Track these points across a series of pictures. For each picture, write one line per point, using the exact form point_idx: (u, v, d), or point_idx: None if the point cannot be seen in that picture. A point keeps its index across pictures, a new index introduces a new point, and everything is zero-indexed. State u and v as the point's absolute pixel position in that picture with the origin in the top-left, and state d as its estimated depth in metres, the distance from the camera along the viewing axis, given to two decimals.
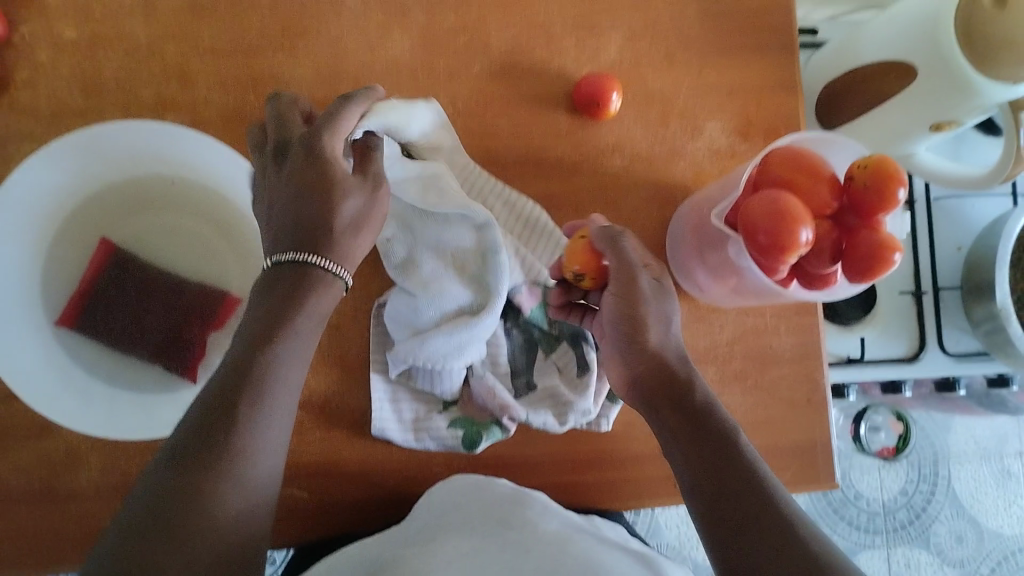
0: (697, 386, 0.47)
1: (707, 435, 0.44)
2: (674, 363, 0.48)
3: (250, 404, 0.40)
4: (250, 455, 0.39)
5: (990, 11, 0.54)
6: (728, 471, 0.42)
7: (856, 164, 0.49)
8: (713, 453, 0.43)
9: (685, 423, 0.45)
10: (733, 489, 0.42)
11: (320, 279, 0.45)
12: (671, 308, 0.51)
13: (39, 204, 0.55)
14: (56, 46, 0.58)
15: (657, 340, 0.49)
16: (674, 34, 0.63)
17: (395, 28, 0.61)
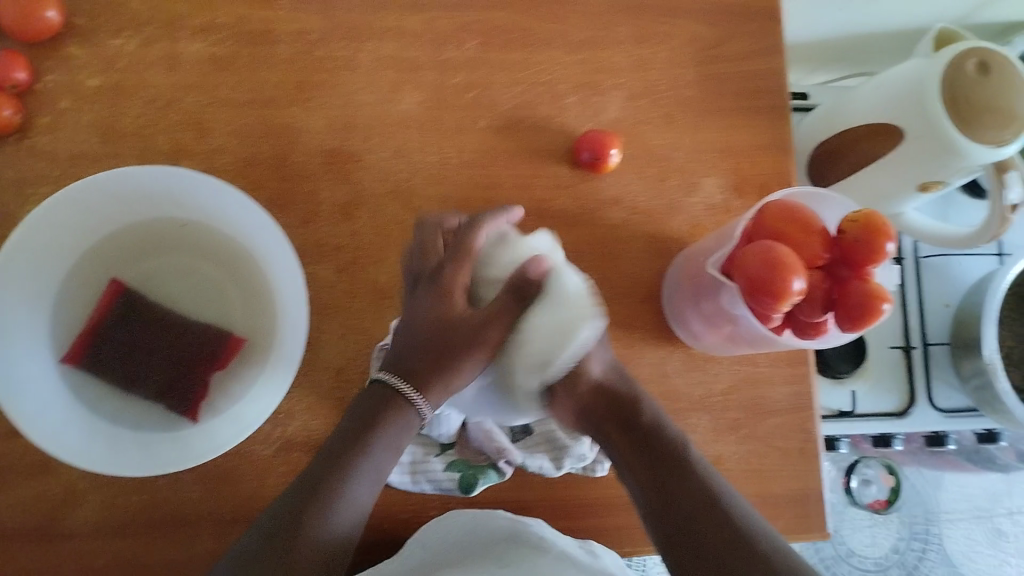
0: (646, 414, 0.57)
1: (663, 457, 0.54)
2: (623, 394, 0.57)
3: (340, 465, 0.50)
4: (338, 507, 0.48)
5: (973, 78, 0.60)
6: (683, 483, 0.52)
7: (847, 218, 0.52)
8: (667, 472, 0.53)
9: (641, 451, 0.55)
10: (685, 495, 0.51)
11: (404, 412, 0.53)
12: (607, 345, 0.58)
13: (55, 242, 0.56)
14: (79, 94, 0.60)
15: (597, 376, 0.57)
16: (672, 94, 0.66)
17: (404, 83, 0.63)
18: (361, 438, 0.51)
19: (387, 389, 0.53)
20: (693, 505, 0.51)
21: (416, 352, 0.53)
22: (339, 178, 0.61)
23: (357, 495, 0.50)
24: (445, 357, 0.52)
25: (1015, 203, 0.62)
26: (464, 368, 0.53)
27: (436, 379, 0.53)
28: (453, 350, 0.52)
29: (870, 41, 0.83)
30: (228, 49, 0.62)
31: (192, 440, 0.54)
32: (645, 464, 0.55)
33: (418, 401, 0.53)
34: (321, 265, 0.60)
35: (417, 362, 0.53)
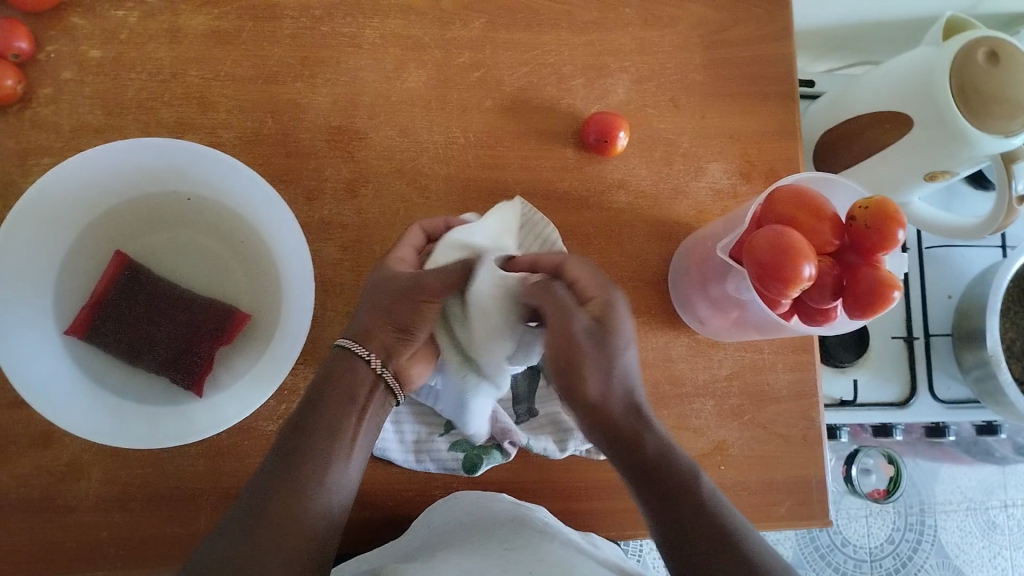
0: (655, 425, 0.48)
1: (670, 483, 0.46)
2: (618, 412, 0.47)
3: (317, 435, 0.47)
4: (333, 471, 0.46)
5: (984, 67, 0.58)
6: (695, 513, 0.45)
7: (857, 204, 0.51)
8: (671, 509, 0.45)
9: (644, 484, 0.47)
10: (699, 533, 0.44)
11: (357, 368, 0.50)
12: (622, 334, 0.48)
13: (58, 214, 0.55)
14: (82, 66, 0.59)
15: (598, 392, 0.47)
16: (680, 77, 0.65)
17: (411, 61, 0.63)
18: (350, 407, 0.49)
19: (344, 351, 0.50)
20: (699, 546, 0.44)
21: (366, 307, 0.52)
22: (345, 155, 0.61)
23: (342, 464, 0.47)
24: (393, 305, 0.51)
25: (1022, 194, 0.62)
26: (416, 317, 0.51)
27: (380, 327, 0.51)
28: (401, 298, 0.51)
29: (878, 29, 0.82)
30: (233, 22, 0.61)
31: (198, 414, 0.55)
32: (649, 490, 0.46)
33: (365, 351, 0.50)
34: (325, 242, 0.60)
35: (364, 318, 0.51)
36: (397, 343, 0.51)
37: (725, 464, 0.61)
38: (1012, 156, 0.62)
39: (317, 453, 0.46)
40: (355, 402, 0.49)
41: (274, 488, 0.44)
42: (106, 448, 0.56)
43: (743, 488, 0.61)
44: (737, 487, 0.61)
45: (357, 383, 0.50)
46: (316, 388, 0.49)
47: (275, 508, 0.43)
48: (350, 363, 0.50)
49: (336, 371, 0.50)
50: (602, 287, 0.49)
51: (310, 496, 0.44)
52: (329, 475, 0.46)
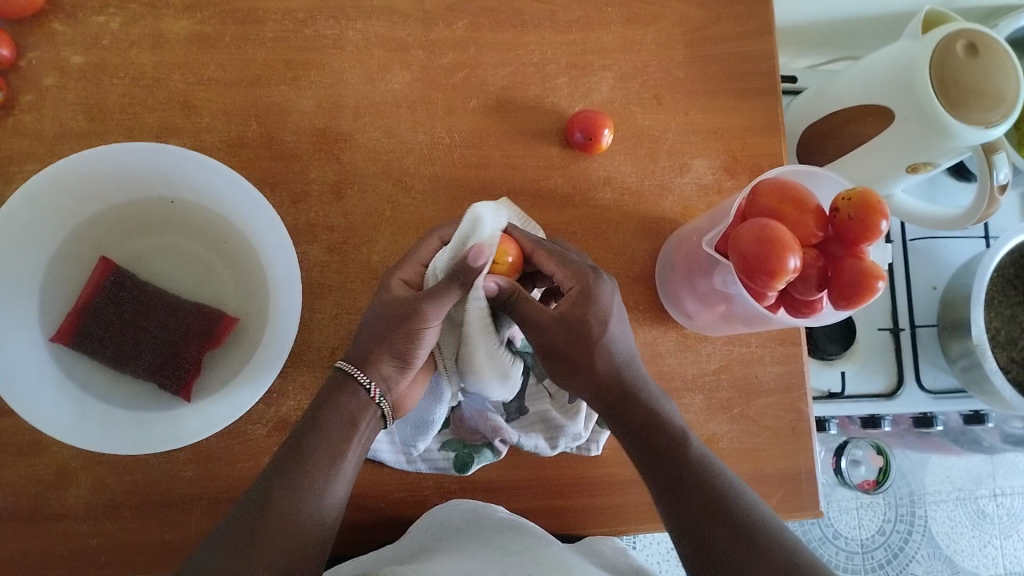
0: (644, 394, 0.51)
1: (661, 446, 0.49)
2: (608, 387, 0.51)
3: (312, 455, 0.46)
4: (324, 492, 0.45)
5: (963, 60, 0.59)
6: (686, 473, 0.47)
7: (840, 197, 0.52)
8: (659, 467, 0.48)
9: (640, 449, 0.50)
10: (691, 494, 0.46)
11: (354, 389, 0.49)
12: (602, 315, 0.50)
13: (42, 222, 0.55)
14: (64, 73, 0.59)
15: (581, 381, 0.51)
16: (663, 74, 0.66)
17: (395, 62, 0.63)
18: (338, 428, 0.47)
19: (345, 373, 0.50)
20: (693, 495, 0.46)
21: (369, 333, 0.51)
22: (330, 158, 0.61)
23: (336, 483, 0.46)
24: (390, 332, 0.49)
25: (1004, 183, 0.63)
26: (412, 345, 0.50)
27: (383, 355, 0.49)
28: (399, 325, 0.49)
29: (859, 24, 0.83)
30: (216, 26, 0.61)
31: (186, 421, 0.54)
32: (647, 454, 0.49)
33: (365, 380, 0.49)
34: (311, 244, 0.60)
35: (368, 341, 0.50)
36: (395, 371, 0.50)
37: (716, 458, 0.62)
38: (993, 146, 0.62)
39: (316, 475, 0.45)
40: (342, 424, 0.48)
41: (270, 506, 0.42)
42: (95, 454, 0.56)
43: None
44: None
45: (359, 409, 0.49)
46: (315, 409, 0.48)
47: (272, 534, 0.42)
48: (352, 388, 0.49)
49: (334, 394, 0.49)
50: (580, 273, 0.50)
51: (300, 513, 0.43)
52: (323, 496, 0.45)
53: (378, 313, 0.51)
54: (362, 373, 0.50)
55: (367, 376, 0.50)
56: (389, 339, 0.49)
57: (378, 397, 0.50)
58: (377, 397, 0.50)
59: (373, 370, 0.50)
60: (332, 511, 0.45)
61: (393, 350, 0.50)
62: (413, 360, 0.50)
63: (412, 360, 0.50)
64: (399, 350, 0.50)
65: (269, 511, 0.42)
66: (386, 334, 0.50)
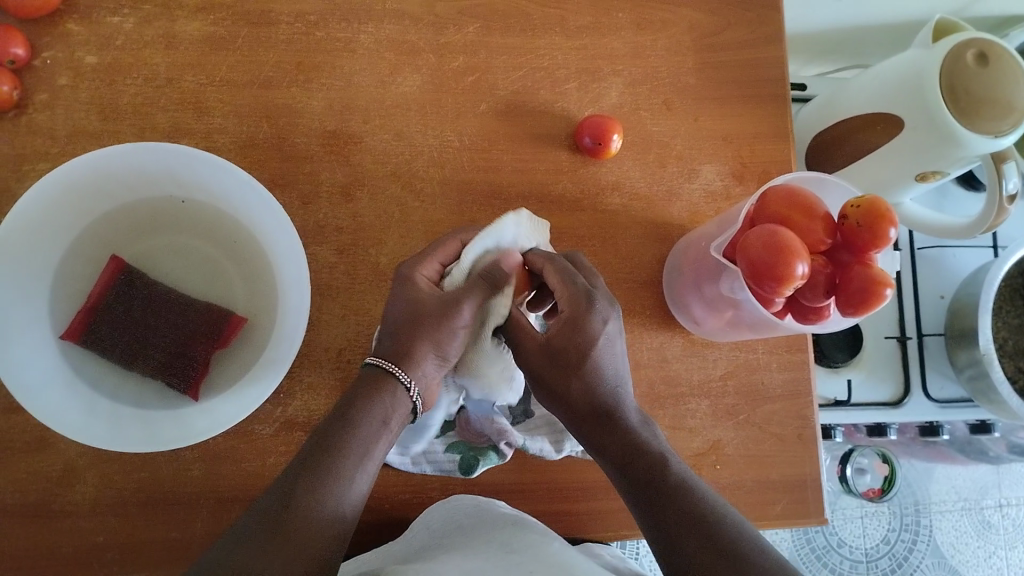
0: (624, 416, 0.50)
1: (641, 473, 0.48)
2: (588, 411, 0.50)
3: (337, 453, 0.45)
4: (347, 491, 0.44)
5: (973, 69, 0.59)
6: (666, 500, 0.46)
7: (849, 203, 0.52)
8: (641, 493, 0.48)
9: (621, 476, 0.49)
10: (671, 521, 0.45)
11: (390, 388, 0.49)
12: (585, 346, 0.50)
13: (54, 220, 0.56)
14: (78, 73, 0.60)
15: (563, 406, 0.51)
16: (673, 80, 0.66)
17: (406, 66, 0.63)
18: (365, 423, 0.47)
19: (378, 369, 0.49)
20: (675, 522, 0.45)
21: (399, 330, 0.50)
22: (340, 160, 0.61)
23: (359, 481, 0.46)
24: (427, 329, 0.50)
25: (1013, 192, 0.63)
26: (450, 341, 0.50)
27: (422, 350, 0.49)
28: (436, 322, 0.50)
29: (869, 32, 0.83)
30: (228, 27, 0.62)
31: (194, 420, 0.54)
32: (627, 482, 0.48)
33: (406, 377, 0.49)
34: (320, 246, 0.60)
35: (402, 337, 0.50)
36: (432, 369, 0.50)
37: (721, 464, 0.61)
38: (1002, 156, 0.62)
39: (342, 475, 0.45)
40: (372, 421, 0.47)
41: (293, 504, 0.42)
42: (103, 452, 0.56)
43: (738, 487, 0.61)
44: (732, 486, 0.61)
45: (395, 406, 0.49)
46: (342, 407, 0.48)
47: (295, 533, 0.41)
48: (390, 384, 0.49)
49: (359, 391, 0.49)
50: (575, 298, 0.51)
51: (317, 514, 0.42)
52: (344, 495, 0.44)
53: (411, 309, 0.50)
54: (397, 368, 0.49)
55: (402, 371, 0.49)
56: (428, 335, 0.49)
57: (414, 392, 0.49)
58: (412, 392, 0.49)
59: (410, 364, 0.49)
60: (354, 511, 0.45)
61: (430, 344, 0.50)
62: (449, 355, 0.51)
63: (448, 355, 0.51)
64: (437, 346, 0.50)
65: (292, 510, 0.42)
66: (424, 329, 0.50)
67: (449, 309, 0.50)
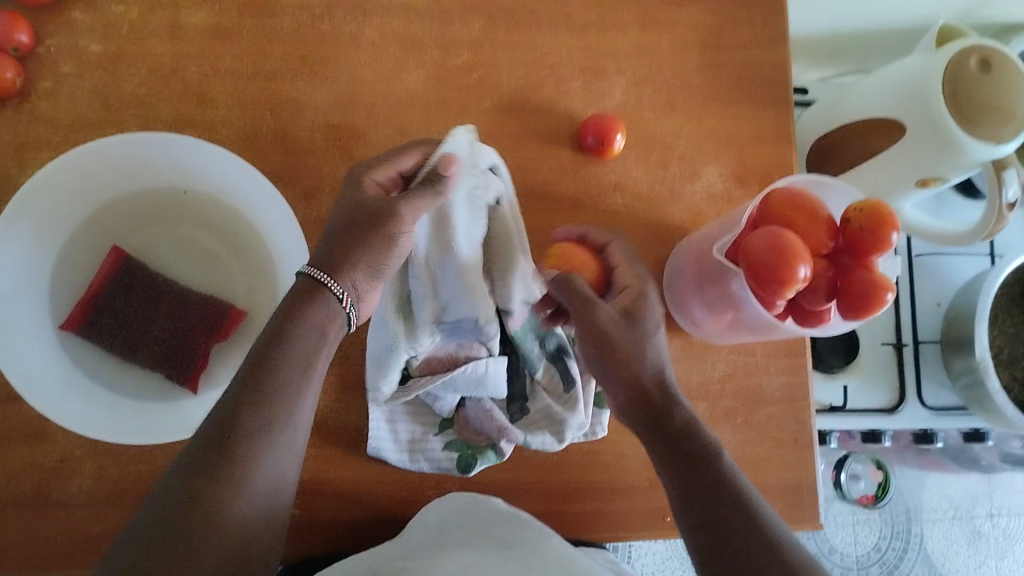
0: (681, 412, 0.51)
1: (693, 453, 0.49)
2: (648, 385, 0.51)
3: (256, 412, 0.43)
4: (267, 454, 0.43)
5: (976, 74, 0.59)
6: (716, 486, 0.48)
7: (852, 208, 0.52)
8: (694, 469, 0.48)
9: (668, 450, 0.50)
10: (721, 507, 0.47)
11: (322, 298, 0.48)
12: (653, 320, 0.53)
13: (54, 209, 0.55)
14: (81, 61, 0.59)
15: (631, 373, 0.51)
16: (677, 81, 0.66)
17: (411, 61, 0.63)
18: (280, 373, 0.45)
19: (308, 279, 0.49)
20: (722, 508, 0.47)
21: (339, 235, 0.50)
22: (343, 154, 0.61)
23: (279, 439, 0.44)
24: (364, 236, 0.49)
25: (1012, 201, 0.63)
26: (384, 252, 0.50)
27: (354, 262, 0.49)
28: (372, 227, 0.49)
29: (872, 38, 0.83)
30: (233, 18, 0.61)
31: (193, 411, 0.54)
32: (669, 455, 0.50)
33: (337, 288, 0.49)
34: (322, 240, 0.60)
35: (340, 246, 0.50)
36: (364, 281, 0.50)
37: None
38: (1003, 164, 0.62)
39: (258, 437, 0.43)
40: (292, 369, 0.45)
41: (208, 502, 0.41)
42: (99, 443, 0.56)
43: None
44: None
45: (314, 343, 0.47)
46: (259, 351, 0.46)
47: (209, 539, 0.40)
48: (322, 295, 0.49)
49: (281, 330, 0.46)
50: (640, 277, 0.56)
51: (235, 488, 0.41)
52: (262, 459, 0.43)
53: (351, 206, 0.51)
54: (331, 278, 0.49)
55: (336, 283, 0.49)
56: (360, 235, 0.49)
57: (344, 304, 0.49)
58: (343, 304, 0.49)
59: (343, 275, 0.49)
60: (279, 489, 0.45)
61: (362, 251, 0.49)
62: (385, 263, 0.50)
63: (384, 263, 0.50)
64: (369, 251, 0.49)
65: (201, 509, 0.40)
66: (359, 230, 0.50)
67: (385, 211, 0.49)
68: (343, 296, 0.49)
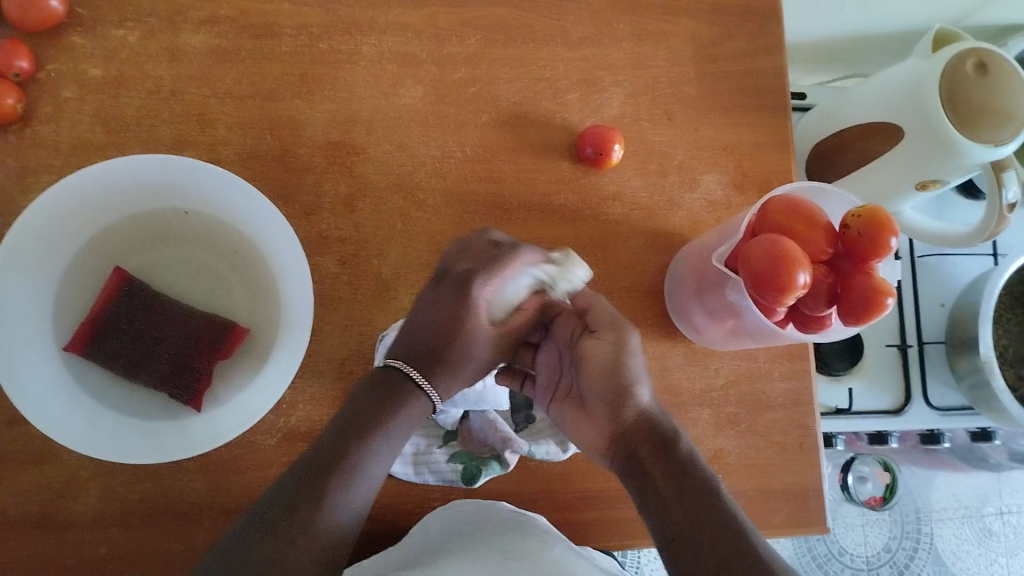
0: (684, 446, 0.49)
1: (692, 481, 0.46)
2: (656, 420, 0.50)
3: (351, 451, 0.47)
4: (356, 480, 0.46)
5: (973, 78, 0.59)
6: (711, 511, 0.44)
7: (850, 213, 0.52)
8: (696, 501, 0.45)
9: (668, 481, 0.47)
10: (710, 530, 0.44)
11: (412, 394, 0.50)
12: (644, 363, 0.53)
13: (58, 230, 0.56)
14: (82, 85, 0.60)
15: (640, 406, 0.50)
16: (674, 90, 0.66)
17: (408, 77, 0.63)
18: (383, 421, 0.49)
19: (398, 374, 0.51)
20: (713, 531, 0.43)
21: (433, 343, 0.51)
22: (343, 171, 0.61)
23: (368, 473, 0.47)
24: (463, 350, 0.52)
25: (1012, 202, 0.63)
26: (475, 363, 0.53)
27: (452, 372, 0.52)
28: (472, 345, 0.52)
29: (869, 42, 0.84)
30: (232, 39, 0.62)
31: (198, 430, 0.54)
32: (668, 484, 0.47)
33: (430, 388, 0.51)
34: (323, 257, 0.60)
35: (439, 357, 0.51)
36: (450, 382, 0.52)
37: (723, 473, 0.62)
38: (1002, 165, 0.62)
39: (356, 471, 0.46)
40: (397, 429, 0.49)
41: (298, 523, 0.42)
42: (106, 463, 0.56)
43: (740, 497, 0.61)
44: (735, 495, 0.61)
45: (406, 407, 0.50)
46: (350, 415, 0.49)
47: (302, 540, 0.42)
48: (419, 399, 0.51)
49: (381, 389, 0.50)
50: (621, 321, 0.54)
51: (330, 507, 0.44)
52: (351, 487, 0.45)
53: (443, 315, 0.52)
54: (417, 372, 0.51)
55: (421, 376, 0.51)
56: (458, 352, 0.52)
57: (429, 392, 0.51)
58: (428, 392, 0.51)
59: (433, 372, 0.51)
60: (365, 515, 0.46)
61: (456, 364, 0.52)
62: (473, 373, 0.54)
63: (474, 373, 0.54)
64: (463, 366, 0.52)
65: (297, 516, 0.43)
66: (459, 346, 0.52)
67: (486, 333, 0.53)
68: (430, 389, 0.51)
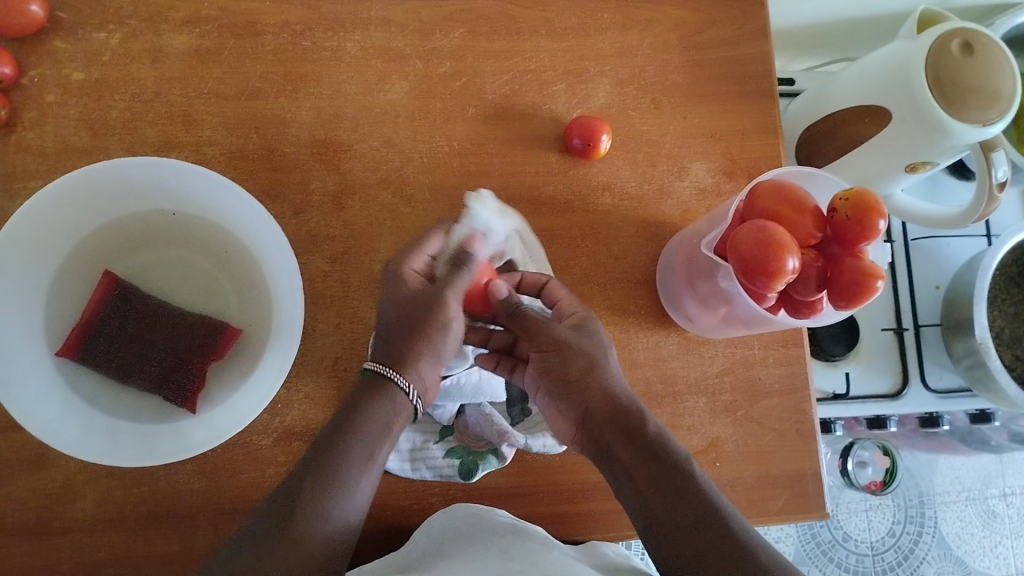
0: (656, 430, 0.49)
1: (668, 464, 0.46)
2: (624, 405, 0.51)
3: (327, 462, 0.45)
4: (336, 492, 0.44)
5: (958, 58, 0.59)
6: (690, 497, 0.44)
7: (838, 197, 0.52)
8: (670, 485, 0.45)
9: (642, 465, 0.47)
10: (689, 517, 0.43)
11: (393, 393, 0.50)
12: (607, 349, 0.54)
13: (45, 236, 0.56)
14: (66, 90, 0.60)
15: (602, 391, 0.52)
16: (661, 79, 0.66)
17: (393, 72, 0.63)
18: (353, 430, 0.47)
19: (376, 374, 0.51)
20: (693, 518, 0.43)
21: (389, 335, 0.52)
22: (330, 168, 0.61)
23: (351, 487, 0.45)
24: (419, 334, 0.52)
25: (1002, 181, 0.63)
26: (439, 343, 0.53)
27: (417, 356, 0.52)
28: (423, 325, 0.52)
29: (856, 25, 0.83)
30: (215, 40, 0.62)
31: (191, 431, 0.55)
32: (642, 467, 0.47)
33: (405, 381, 0.51)
34: (313, 255, 0.60)
35: (397, 343, 0.52)
36: (428, 371, 0.53)
37: (720, 461, 0.61)
38: (990, 145, 0.62)
39: (340, 482, 0.45)
40: (373, 434, 0.48)
41: (280, 540, 0.41)
42: (101, 467, 0.56)
43: (738, 484, 0.61)
44: (733, 482, 0.61)
45: (385, 407, 0.50)
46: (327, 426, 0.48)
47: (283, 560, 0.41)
48: (389, 390, 0.50)
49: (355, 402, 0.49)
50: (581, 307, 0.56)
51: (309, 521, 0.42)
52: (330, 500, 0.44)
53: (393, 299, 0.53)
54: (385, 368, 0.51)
55: (393, 371, 0.51)
56: (414, 336, 0.52)
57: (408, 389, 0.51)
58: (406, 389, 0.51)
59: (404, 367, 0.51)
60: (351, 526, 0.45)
61: (417, 347, 0.52)
62: (440, 355, 0.53)
63: (441, 355, 0.53)
64: (427, 351, 0.52)
65: (276, 538, 0.41)
66: (409, 329, 0.52)
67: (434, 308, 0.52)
68: (408, 385, 0.51)
